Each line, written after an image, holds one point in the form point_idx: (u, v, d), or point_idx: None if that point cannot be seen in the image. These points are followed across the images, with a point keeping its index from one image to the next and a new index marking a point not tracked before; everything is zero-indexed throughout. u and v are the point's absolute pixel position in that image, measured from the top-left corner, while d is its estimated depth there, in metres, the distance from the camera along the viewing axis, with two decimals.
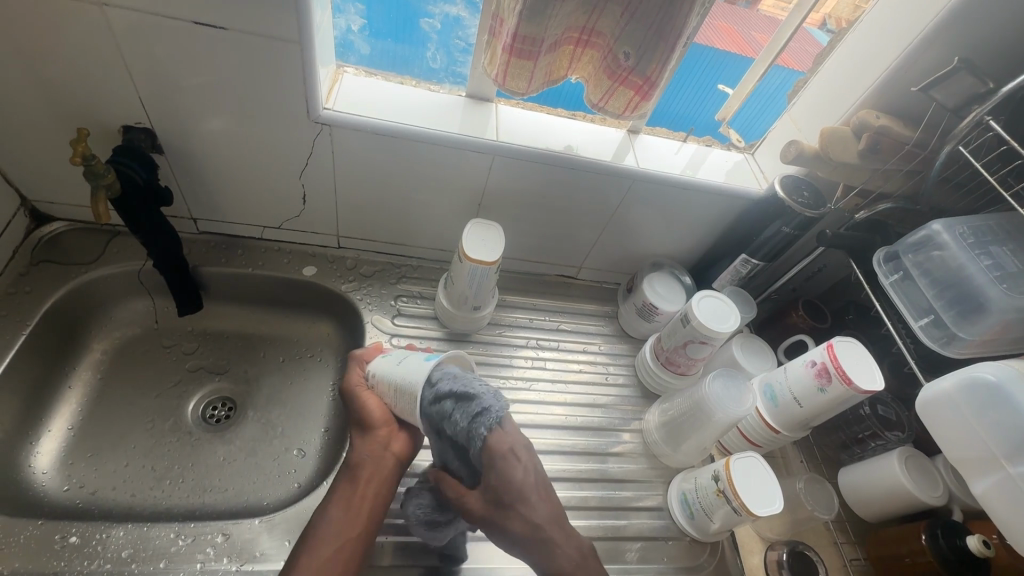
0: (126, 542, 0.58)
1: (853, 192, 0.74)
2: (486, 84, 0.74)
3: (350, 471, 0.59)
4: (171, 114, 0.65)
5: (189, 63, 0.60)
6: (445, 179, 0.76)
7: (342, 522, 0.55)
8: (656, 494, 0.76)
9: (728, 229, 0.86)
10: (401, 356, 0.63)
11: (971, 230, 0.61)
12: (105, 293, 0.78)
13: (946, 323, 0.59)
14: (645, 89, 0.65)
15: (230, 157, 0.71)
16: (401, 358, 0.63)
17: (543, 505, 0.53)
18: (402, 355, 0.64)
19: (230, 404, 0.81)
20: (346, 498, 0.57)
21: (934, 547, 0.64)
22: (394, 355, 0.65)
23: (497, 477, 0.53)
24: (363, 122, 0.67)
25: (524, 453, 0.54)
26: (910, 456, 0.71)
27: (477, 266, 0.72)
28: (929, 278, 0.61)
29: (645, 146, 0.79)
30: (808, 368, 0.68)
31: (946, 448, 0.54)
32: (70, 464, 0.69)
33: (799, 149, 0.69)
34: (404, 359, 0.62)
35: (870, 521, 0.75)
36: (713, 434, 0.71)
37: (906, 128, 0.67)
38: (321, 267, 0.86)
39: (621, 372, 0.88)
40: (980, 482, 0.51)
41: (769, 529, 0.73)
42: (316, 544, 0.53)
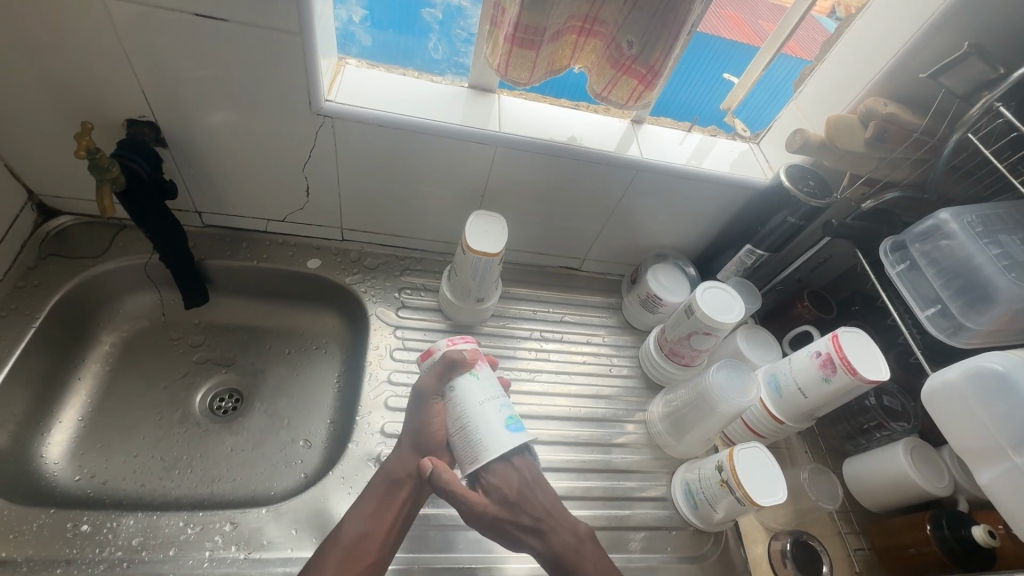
0: (136, 530, 0.59)
1: (859, 181, 0.73)
2: (489, 74, 0.74)
3: (386, 485, 0.61)
4: (174, 108, 0.66)
5: (192, 57, 0.60)
6: (447, 169, 0.75)
7: (371, 538, 0.58)
8: (660, 484, 0.76)
9: (733, 219, 0.85)
10: (491, 394, 0.60)
11: (980, 219, 0.60)
12: (113, 286, 0.79)
13: (953, 313, 0.59)
14: (649, 78, 0.65)
15: (234, 151, 0.71)
16: (490, 395, 0.60)
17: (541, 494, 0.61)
18: (492, 390, 0.61)
19: (237, 395, 0.81)
20: (376, 513, 0.59)
21: (938, 535, 0.64)
22: (487, 379, 0.62)
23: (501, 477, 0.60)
24: (367, 114, 0.67)
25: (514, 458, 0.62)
26: (915, 446, 0.70)
27: (480, 257, 0.72)
28: (936, 267, 0.61)
29: (648, 135, 0.78)
30: (813, 359, 0.68)
31: (951, 437, 0.54)
32: (81, 454, 0.70)
33: (805, 138, 0.70)
34: (496, 400, 0.60)
35: (875, 512, 0.74)
36: (716, 425, 0.71)
37: (913, 115, 0.67)
38: (326, 260, 0.86)
39: (625, 363, 0.88)
40: (985, 472, 0.51)
41: (773, 519, 0.73)
42: (345, 559, 0.56)
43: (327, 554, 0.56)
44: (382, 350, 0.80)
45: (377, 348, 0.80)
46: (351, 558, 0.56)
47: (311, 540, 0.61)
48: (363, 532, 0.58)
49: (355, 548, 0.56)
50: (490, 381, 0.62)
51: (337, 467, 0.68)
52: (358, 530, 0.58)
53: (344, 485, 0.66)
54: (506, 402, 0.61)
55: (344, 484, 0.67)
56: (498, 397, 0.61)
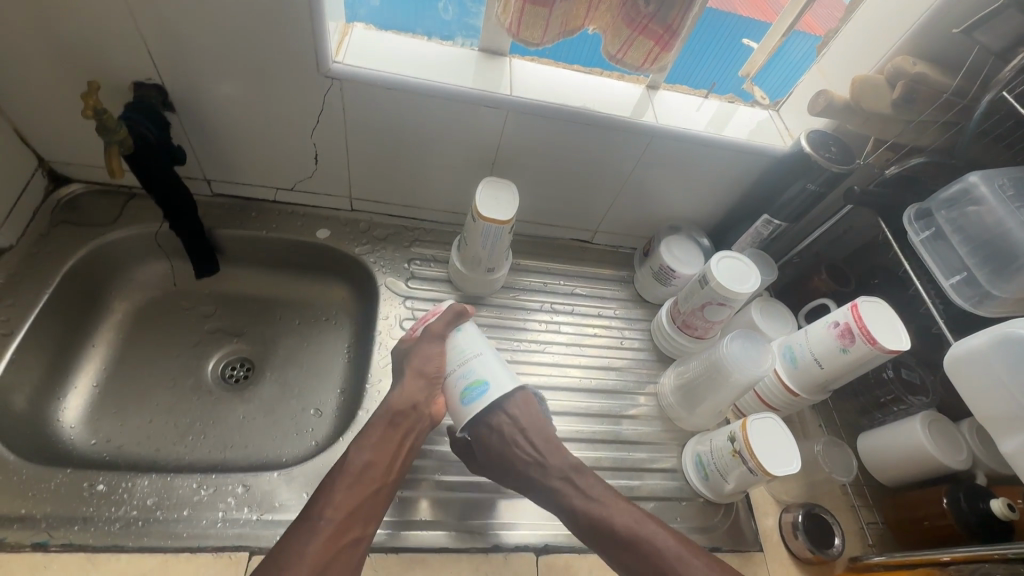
0: (151, 491, 0.59)
1: (883, 146, 0.70)
2: (500, 37, 0.71)
3: (389, 419, 0.62)
4: (182, 71, 0.64)
5: (197, 17, 0.59)
6: (457, 136, 0.74)
7: (377, 468, 0.59)
8: (670, 456, 0.76)
9: (749, 188, 0.83)
10: (462, 361, 0.62)
11: (1013, 182, 0.57)
12: (124, 254, 0.79)
13: (979, 280, 0.57)
14: (666, 38, 0.63)
15: (242, 117, 0.70)
16: (462, 363, 0.62)
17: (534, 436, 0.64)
18: (465, 356, 0.63)
19: (248, 364, 0.82)
20: (384, 443, 0.60)
21: (956, 510, 0.63)
22: (451, 350, 0.64)
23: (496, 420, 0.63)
24: (375, 76, 0.66)
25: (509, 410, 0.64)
26: (933, 420, 0.69)
27: (491, 225, 0.71)
28: (962, 234, 0.59)
29: (664, 101, 0.76)
30: (831, 329, 0.66)
31: (973, 406, 0.53)
32: (96, 419, 0.71)
33: (828, 99, 0.67)
34: (457, 372, 0.62)
35: (889, 486, 0.73)
36: (730, 396, 0.70)
37: (944, 75, 0.64)
38: (335, 230, 0.85)
39: (636, 337, 0.87)
40: (1009, 441, 0.50)
41: (784, 492, 0.73)
42: (352, 484, 0.57)
43: (335, 479, 0.57)
44: (391, 320, 0.79)
45: (387, 318, 0.80)
46: (356, 483, 0.57)
47: None
48: (370, 461, 0.59)
49: (363, 476, 0.58)
50: (456, 348, 0.63)
51: (347, 433, 0.68)
52: (365, 459, 0.59)
53: None
54: (468, 368, 0.62)
55: None
56: (472, 361, 0.62)
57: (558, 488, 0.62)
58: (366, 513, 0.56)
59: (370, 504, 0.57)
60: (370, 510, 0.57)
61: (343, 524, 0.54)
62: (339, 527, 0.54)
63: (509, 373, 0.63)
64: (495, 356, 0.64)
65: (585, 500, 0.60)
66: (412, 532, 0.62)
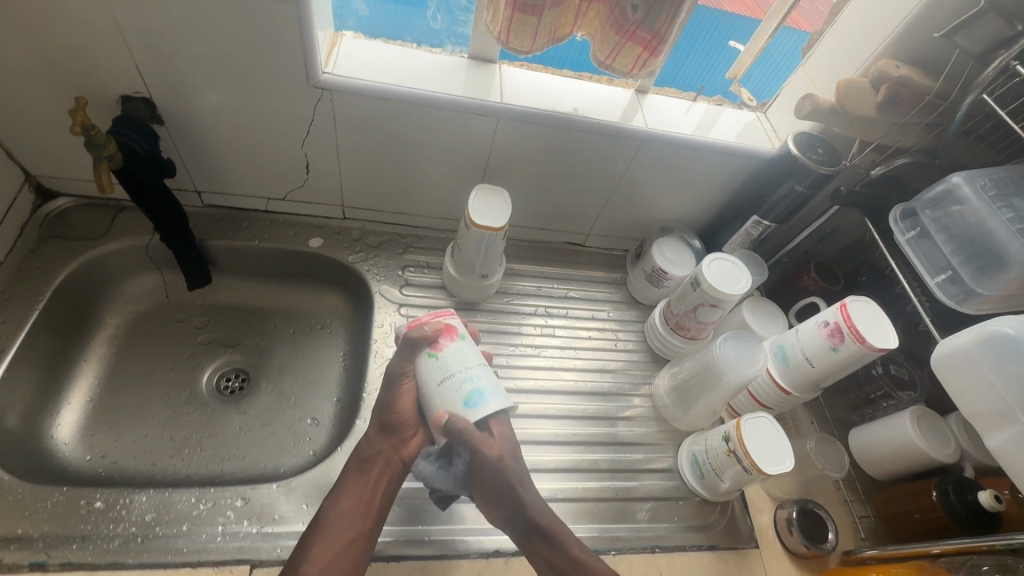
0: (149, 506, 0.59)
1: (869, 147, 0.72)
2: (489, 44, 0.72)
3: (359, 465, 0.61)
4: (171, 84, 0.64)
5: (185, 31, 0.59)
6: (449, 143, 0.74)
7: (352, 516, 0.57)
8: (666, 456, 0.76)
9: (739, 190, 0.84)
10: (431, 387, 0.58)
11: (993, 182, 0.58)
12: (115, 267, 0.78)
13: (964, 278, 0.58)
14: (654, 44, 0.64)
15: (232, 129, 0.70)
16: (430, 392, 0.59)
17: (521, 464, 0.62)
18: (432, 382, 0.58)
19: (243, 375, 0.82)
20: (357, 489, 0.59)
21: (945, 502, 0.64)
22: (422, 376, 0.60)
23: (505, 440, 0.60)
24: (366, 86, 0.66)
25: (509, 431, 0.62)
26: (922, 415, 0.70)
27: (485, 233, 0.71)
28: (948, 233, 0.60)
29: (654, 106, 0.76)
30: (821, 329, 0.67)
31: (959, 402, 0.54)
32: (91, 435, 0.71)
33: (815, 103, 0.67)
34: (429, 398, 0.59)
35: (880, 480, 0.75)
36: (724, 396, 0.71)
37: (926, 78, 0.65)
38: (328, 238, 0.85)
39: (630, 338, 0.88)
40: (995, 437, 0.51)
41: (779, 488, 0.74)
42: (328, 534, 0.56)
43: (310, 533, 0.56)
44: (387, 328, 0.80)
45: (382, 326, 0.80)
46: (331, 535, 0.56)
47: None
48: (344, 510, 0.58)
49: (338, 526, 0.56)
50: (425, 374, 0.59)
51: (345, 442, 0.68)
52: (339, 508, 0.58)
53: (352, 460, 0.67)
54: (436, 396, 0.58)
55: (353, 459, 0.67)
56: (436, 389, 0.58)
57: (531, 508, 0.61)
58: (345, 566, 0.54)
59: (349, 556, 0.55)
60: (348, 561, 0.55)
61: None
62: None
63: (446, 412, 0.57)
64: (462, 381, 0.57)
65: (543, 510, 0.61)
66: (411, 540, 0.62)
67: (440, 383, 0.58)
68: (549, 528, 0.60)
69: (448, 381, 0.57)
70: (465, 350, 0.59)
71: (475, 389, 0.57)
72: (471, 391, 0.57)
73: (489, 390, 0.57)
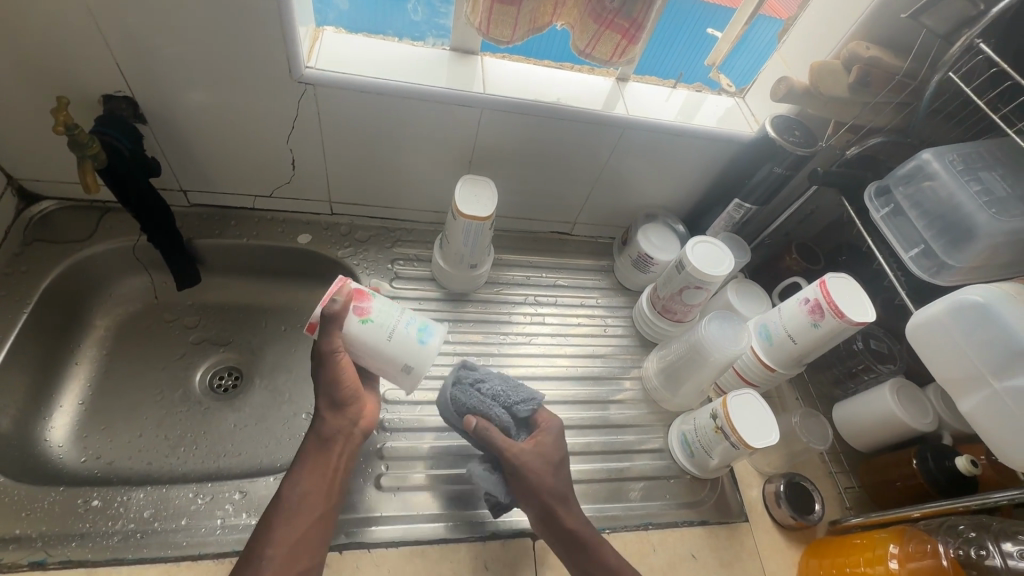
0: (147, 503, 0.59)
1: (843, 128, 0.73)
2: (470, 35, 0.72)
3: (319, 443, 0.61)
4: (153, 83, 0.64)
5: (166, 30, 0.59)
6: (434, 136, 0.75)
7: (315, 495, 0.58)
8: (657, 437, 0.78)
9: (720, 174, 0.85)
10: (380, 344, 0.62)
11: (962, 157, 0.60)
12: (103, 269, 0.78)
13: (936, 252, 0.60)
14: (632, 32, 0.65)
15: (217, 127, 0.71)
16: (381, 349, 0.62)
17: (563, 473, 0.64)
18: (381, 339, 0.62)
19: (236, 372, 0.82)
20: (318, 469, 0.59)
21: (925, 470, 0.66)
22: (366, 342, 0.62)
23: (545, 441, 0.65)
24: (350, 80, 0.66)
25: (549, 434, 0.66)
26: (902, 386, 0.73)
27: (471, 222, 0.72)
28: (920, 209, 0.62)
29: (635, 94, 0.77)
30: (802, 306, 0.69)
31: (934, 370, 0.56)
32: (85, 436, 0.71)
33: (789, 84, 0.69)
34: (382, 357, 0.63)
35: (864, 452, 0.77)
36: (710, 375, 0.73)
37: (895, 58, 0.67)
38: (316, 234, 0.86)
39: (619, 324, 0.89)
40: (967, 401, 0.53)
41: (766, 463, 0.76)
42: (291, 516, 0.56)
43: (272, 515, 0.56)
44: None
45: None
46: (295, 516, 0.56)
47: None
48: (306, 491, 0.58)
49: (301, 507, 0.56)
50: (369, 336, 0.62)
51: None
52: (301, 490, 0.58)
53: None
54: (391, 349, 0.62)
55: None
56: (388, 342, 0.62)
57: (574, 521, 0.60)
58: (311, 545, 0.55)
59: (311, 534, 0.56)
60: (314, 539, 0.55)
61: (285, 559, 0.53)
62: (285, 563, 0.53)
63: (405, 357, 0.62)
64: (405, 323, 0.63)
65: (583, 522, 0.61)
66: (411, 526, 0.63)
67: (388, 337, 0.62)
68: (588, 537, 0.60)
69: (393, 329, 0.62)
70: (387, 303, 0.64)
71: (419, 326, 0.64)
72: (416, 329, 0.63)
73: (426, 322, 0.65)
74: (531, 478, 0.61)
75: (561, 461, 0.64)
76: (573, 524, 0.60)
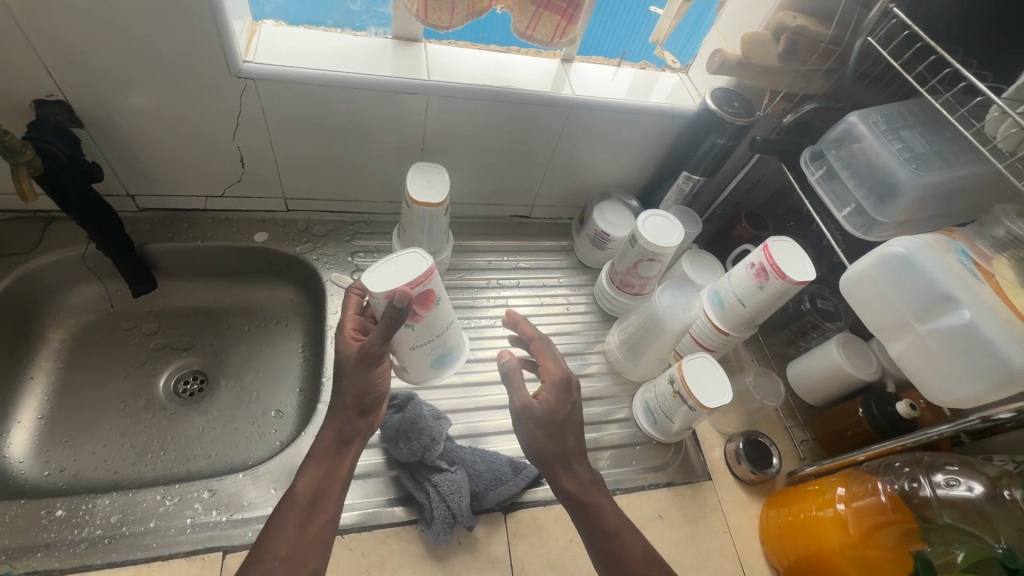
0: (113, 509, 0.59)
1: (778, 97, 0.76)
2: (411, 23, 0.73)
3: (340, 444, 0.58)
4: (85, 86, 0.63)
5: (95, 33, 0.58)
6: (382, 125, 0.75)
7: (330, 490, 0.56)
8: (622, 407, 0.81)
9: (669, 149, 0.88)
10: (409, 348, 0.64)
11: (885, 118, 0.64)
12: (53, 280, 0.77)
13: (866, 209, 0.63)
14: (570, 12, 0.66)
15: (160, 128, 0.69)
16: (408, 351, 0.64)
17: (572, 435, 0.60)
18: (413, 344, 0.63)
19: (201, 376, 0.81)
20: (334, 466, 0.57)
21: (870, 417, 0.71)
22: (402, 338, 0.62)
23: (554, 399, 0.59)
24: (290, 73, 0.66)
25: (563, 385, 0.60)
26: (847, 340, 0.77)
27: (426, 210, 0.73)
28: (851, 170, 0.65)
29: (580, 74, 0.79)
30: (748, 270, 0.71)
31: (864, 319, 0.59)
32: (46, 450, 0.70)
33: (722, 58, 0.72)
34: (404, 354, 0.65)
35: (817, 406, 0.81)
36: (668, 342, 0.76)
37: (821, 26, 0.70)
38: (273, 232, 0.85)
39: (582, 301, 0.91)
40: (895, 345, 0.56)
41: (727, 424, 0.79)
42: (307, 516, 0.54)
43: (283, 511, 0.54)
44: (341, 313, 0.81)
45: (337, 312, 0.81)
46: (310, 516, 0.54)
47: None
48: (320, 489, 0.56)
49: (315, 505, 0.55)
50: (406, 337, 0.62)
51: (310, 427, 0.69)
52: (312, 485, 0.56)
53: None
54: (415, 356, 0.65)
55: None
56: (415, 350, 0.64)
57: (575, 485, 0.59)
58: (322, 542, 0.54)
59: (321, 532, 0.54)
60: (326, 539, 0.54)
61: (297, 557, 0.51)
62: (296, 560, 0.51)
63: (419, 365, 0.67)
64: (440, 342, 0.65)
65: (589, 488, 0.59)
66: (382, 511, 0.64)
67: (415, 349, 0.64)
68: (586, 505, 0.58)
69: (427, 344, 0.64)
70: (439, 316, 0.63)
71: (442, 354, 0.67)
72: (440, 354, 0.67)
73: (450, 351, 0.68)
74: (537, 437, 0.58)
75: (573, 409, 0.60)
76: (575, 485, 0.59)
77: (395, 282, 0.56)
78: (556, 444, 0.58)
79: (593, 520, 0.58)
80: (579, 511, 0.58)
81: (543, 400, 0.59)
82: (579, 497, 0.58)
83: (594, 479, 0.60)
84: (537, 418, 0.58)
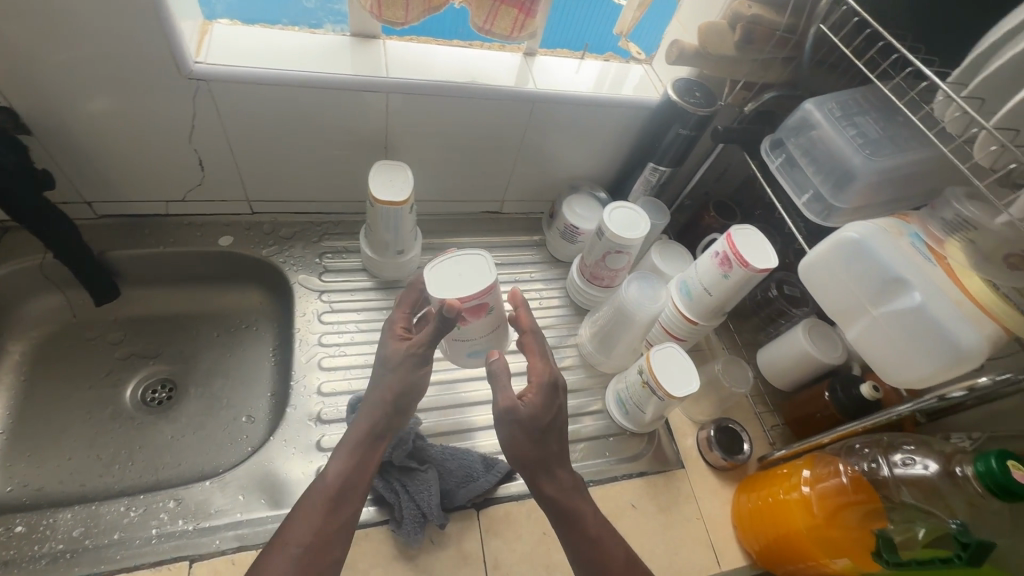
0: (76, 522, 0.58)
1: (738, 86, 0.77)
2: (368, 19, 0.72)
3: (371, 440, 0.58)
4: (30, 91, 0.61)
5: (33, 36, 0.56)
6: (343, 124, 0.74)
7: (357, 481, 0.56)
8: (595, 399, 0.81)
9: (635, 140, 0.88)
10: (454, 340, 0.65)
11: (840, 105, 0.64)
12: (10, 291, 0.75)
13: (825, 195, 0.64)
14: (527, 5, 0.66)
15: (112, 133, 0.68)
16: (451, 342, 0.66)
17: (556, 440, 0.60)
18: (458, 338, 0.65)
19: (170, 384, 0.80)
20: (363, 456, 0.58)
21: (836, 400, 0.72)
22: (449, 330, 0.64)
23: (540, 403, 0.59)
24: (243, 73, 0.65)
25: (549, 388, 0.61)
26: (813, 325, 0.78)
27: (390, 209, 0.72)
28: (809, 157, 0.65)
29: (543, 68, 0.78)
30: (713, 259, 0.72)
31: (823, 305, 0.60)
32: (8, 466, 0.68)
33: (681, 48, 0.72)
34: (450, 344, 0.67)
35: (786, 391, 0.82)
36: (638, 333, 0.76)
37: (777, 14, 0.70)
38: (238, 235, 0.84)
39: (554, 295, 0.91)
40: (852, 330, 0.57)
41: (699, 412, 0.80)
42: (331, 507, 0.54)
43: (306, 502, 0.54)
44: (309, 315, 0.80)
45: (305, 314, 0.80)
46: (334, 506, 0.54)
47: (261, 501, 0.63)
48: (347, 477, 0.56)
49: (343, 496, 0.55)
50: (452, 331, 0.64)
51: (280, 431, 0.69)
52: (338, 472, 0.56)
53: (287, 447, 0.67)
54: (456, 348, 0.67)
55: (287, 446, 0.68)
56: (458, 344, 0.65)
57: (557, 491, 0.58)
58: (340, 536, 0.53)
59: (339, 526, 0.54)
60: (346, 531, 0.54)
61: (320, 548, 0.52)
62: (313, 551, 0.51)
63: (458, 357, 0.68)
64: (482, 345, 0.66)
65: (570, 493, 0.59)
66: None
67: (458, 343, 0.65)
68: (565, 510, 0.58)
69: (469, 344, 0.65)
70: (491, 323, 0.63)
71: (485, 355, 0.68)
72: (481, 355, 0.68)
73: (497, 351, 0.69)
74: (520, 440, 0.58)
75: (557, 413, 0.60)
76: (557, 492, 0.59)
77: (451, 289, 0.57)
78: (539, 449, 0.58)
79: (573, 524, 0.58)
80: (558, 517, 0.58)
81: (529, 403, 0.59)
82: (560, 504, 0.58)
83: (576, 484, 0.60)
84: (521, 421, 0.58)
